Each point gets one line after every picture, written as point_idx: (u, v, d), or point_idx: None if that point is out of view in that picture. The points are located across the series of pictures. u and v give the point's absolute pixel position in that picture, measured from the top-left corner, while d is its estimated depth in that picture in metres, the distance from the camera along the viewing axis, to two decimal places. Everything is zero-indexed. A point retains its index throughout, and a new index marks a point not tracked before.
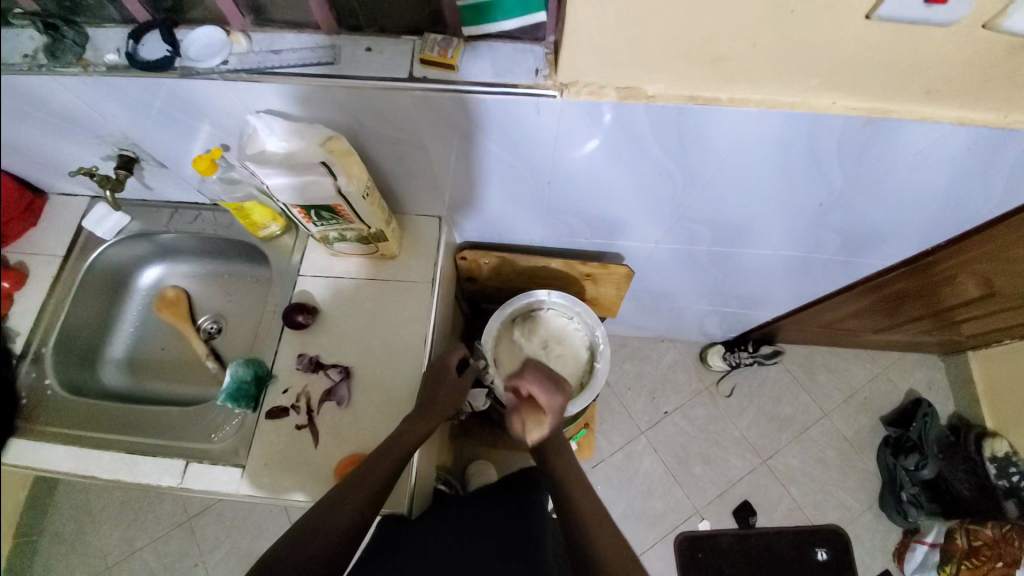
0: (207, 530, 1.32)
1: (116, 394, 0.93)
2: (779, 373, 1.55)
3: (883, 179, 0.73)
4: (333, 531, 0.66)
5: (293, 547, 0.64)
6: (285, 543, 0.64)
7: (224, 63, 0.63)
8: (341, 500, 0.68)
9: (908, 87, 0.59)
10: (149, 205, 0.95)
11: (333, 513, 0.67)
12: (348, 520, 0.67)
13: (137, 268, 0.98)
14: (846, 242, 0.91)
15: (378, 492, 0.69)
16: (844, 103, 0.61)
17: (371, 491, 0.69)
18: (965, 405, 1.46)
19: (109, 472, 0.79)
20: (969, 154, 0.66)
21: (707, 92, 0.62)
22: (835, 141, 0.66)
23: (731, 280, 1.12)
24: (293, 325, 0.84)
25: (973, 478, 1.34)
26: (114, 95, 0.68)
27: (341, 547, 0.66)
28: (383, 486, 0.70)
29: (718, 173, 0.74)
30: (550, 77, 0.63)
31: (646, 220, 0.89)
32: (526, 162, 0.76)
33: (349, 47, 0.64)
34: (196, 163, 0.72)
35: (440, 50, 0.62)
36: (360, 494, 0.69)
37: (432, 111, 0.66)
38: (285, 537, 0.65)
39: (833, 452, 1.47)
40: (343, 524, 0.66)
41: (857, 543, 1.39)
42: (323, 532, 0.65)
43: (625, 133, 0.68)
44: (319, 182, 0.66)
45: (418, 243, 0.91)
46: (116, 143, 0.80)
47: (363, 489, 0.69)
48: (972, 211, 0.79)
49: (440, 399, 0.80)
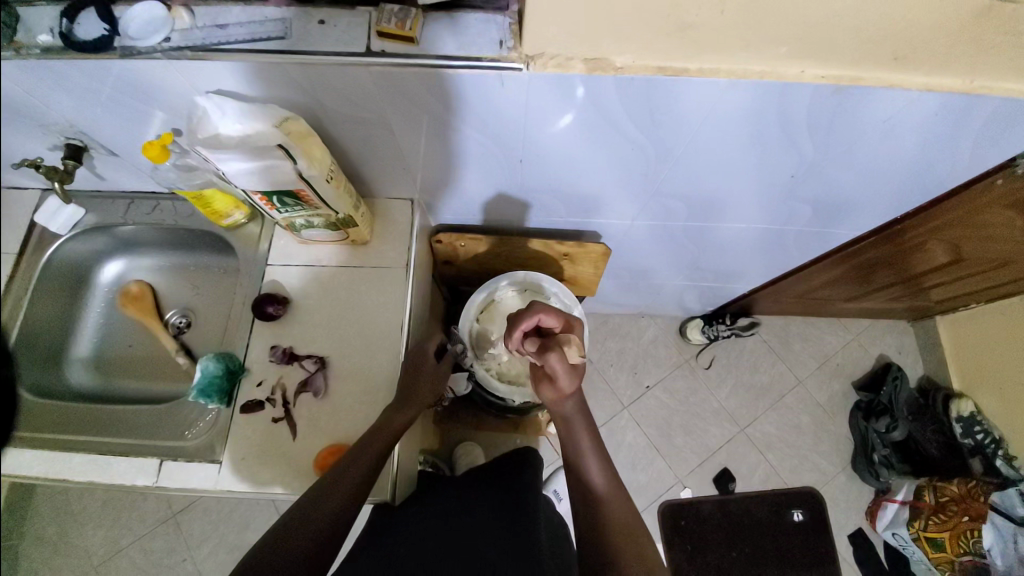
0: (193, 525, 1.30)
1: (84, 394, 0.90)
2: (756, 344, 1.58)
3: (853, 148, 0.73)
4: (316, 524, 0.64)
5: (282, 541, 0.62)
6: (271, 538, 0.62)
7: (167, 40, 0.59)
8: (324, 493, 0.66)
9: (876, 54, 0.58)
10: (104, 196, 0.90)
11: (319, 503, 0.65)
12: (336, 509, 0.65)
13: (97, 263, 0.94)
14: (818, 212, 0.92)
15: (365, 480, 0.68)
16: (813, 72, 0.59)
17: (352, 484, 0.67)
18: (933, 367, 1.51)
19: (80, 475, 0.76)
20: (938, 120, 0.66)
21: (677, 62, 0.59)
22: (806, 110, 0.65)
23: (709, 255, 1.13)
24: (264, 316, 0.81)
25: (941, 438, 1.40)
26: (53, 79, 0.63)
27: (325, 543, 0.64)
28: (368, 473, 0.69)
29: (692, 143, 0.73)
30: (515, 49, 0.60)
31: (621, 196, 0.88)
32: (496, 139, 0.73)
33: (302, 21, 0.61)
34: (148, 150, 0.67)
35: (398, 21, 0.58)
36: (345, 486, 0.67)
37: (393, 88, 0.63)
38: (269, 536, 0.63)
39: (809, 418, 1.51)
40: (328, 517, 0.65)
41: (831, 503, 1.45)
42: (307, 526, 0.63)
43: (595, 107, 0.66)
44: (278, 166, 0.63)
45: (390, 228, 0.88)
46: (62, 132, 0.74)
47: (347, 481, 0.67)
48: (938, 178, 0.80)
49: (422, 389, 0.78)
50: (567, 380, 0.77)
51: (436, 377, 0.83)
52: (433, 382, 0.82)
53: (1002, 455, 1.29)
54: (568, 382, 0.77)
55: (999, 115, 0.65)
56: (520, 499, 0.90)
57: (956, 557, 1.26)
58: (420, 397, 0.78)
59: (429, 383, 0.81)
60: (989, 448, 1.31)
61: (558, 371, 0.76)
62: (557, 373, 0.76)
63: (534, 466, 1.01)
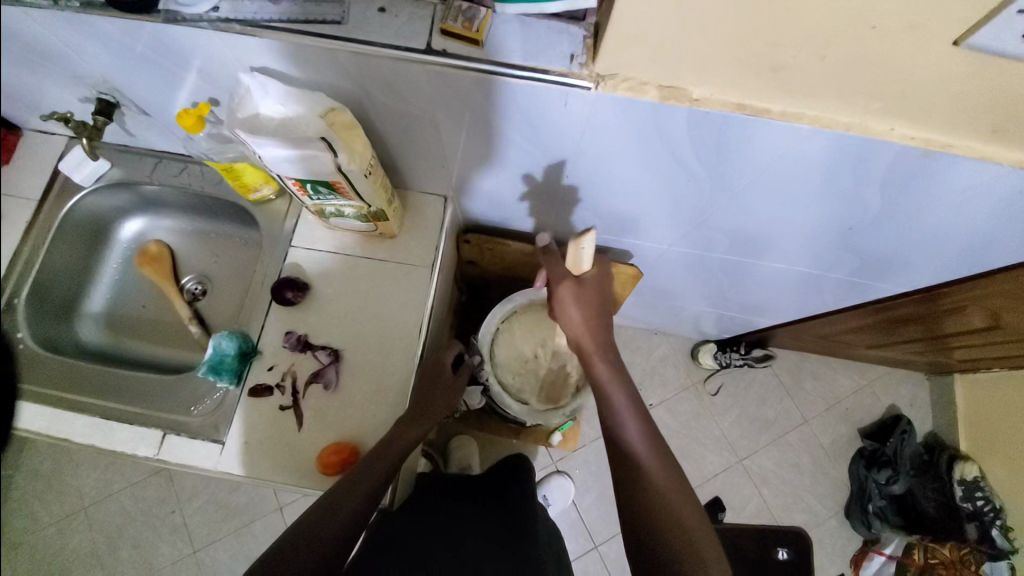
0: (185, 479, 1.31)
1: (94, 351, 0.88)
2: (766, 376, 1.55)
3: (920, 211, 0.69)
4: (334, 524, 0.63)
5: (296, 551, 0.60)
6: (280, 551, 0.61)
7: (214, 10, 0.55)
8: (341, 494, 0.66)
9: (976, 124, 0.54)
10: (132, 152, 0.87)
11: (331, 512, 0.64)
12: (352, 508, 0.65)
13: (119, 219, 0.91)
14: (863, 265, 0.88)
15: (375, 491, 0.67)
16: (903, 131, 0.56)
17: (368, 489, 0.67)
18: (943, 425, 1.48)
19: (81, 436, 0.75)
20: (1021, 195, 0.62)
21: (758, 102, 0.56)
22: (883, 168, 0.61)
23: (738, 288, 1.09)
24: (281, 300, 0.79)
25: (940, 497, 1.38)
26: (90, 33, 0.59)
27: (342, 546, 0.63)
28: (383, 481, 0.68)
29: (752, 183, 0.69)
30: (586, 66, 0.56)
31: (663, 223, 0.85)
32: (546, 152, 0.70)
33: (361, 5, 0.56)
34: (182, 118, 0.64)
35: (464, 20, 0.54)
36: (365, 484, 0.67)
37: (448, 88, 0.59)
38: (282, 539, 0.62)
39: (809, 457, 1.49)
40: (345, 520, 0.64)
41: (819, 545, 1.44)
42: (325, 526, 0.63)
43: (658, 135, 0.62)
44: (317, 156, 0.59)
45: (419, 223, 0.85)
46: (94, 85, 0.70)
47: (359, 489, 0.67)
48: (1002, 250, 0.75)
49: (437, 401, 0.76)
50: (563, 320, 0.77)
51: (453, 391, 0.81)
52: (449, 396, 0.80)
53: (999, 525, 1.29)
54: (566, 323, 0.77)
55: None
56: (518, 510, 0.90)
57: None
58: (436, 412, 0.77)
59: (446, 398, 0.79)
60: (987, 516, 1.30)
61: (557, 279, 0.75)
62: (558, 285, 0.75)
63: (527, 475, 1.01)
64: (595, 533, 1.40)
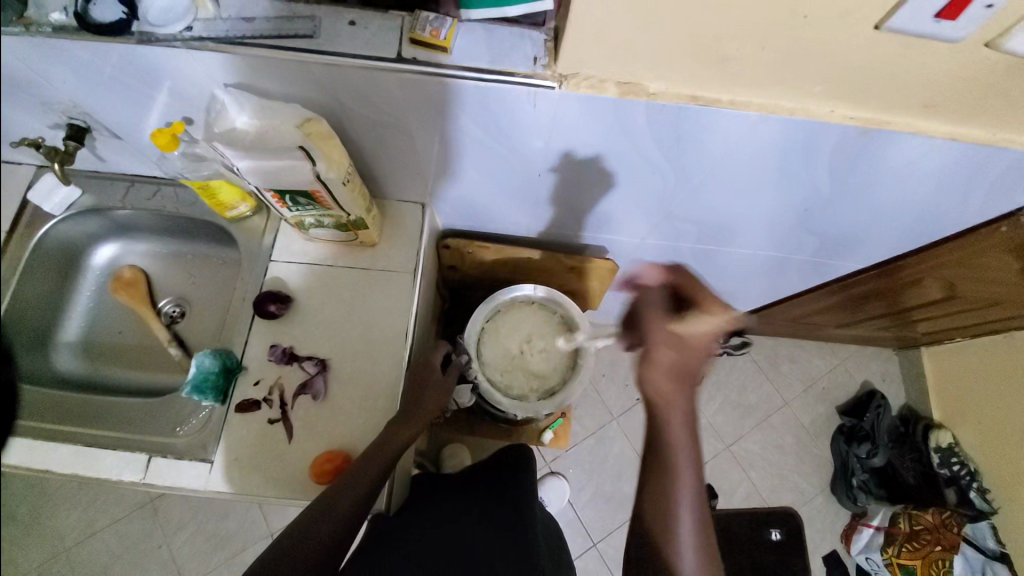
0: (171, 511, 1.28)
1: (71, 381, 0.87)
2: (745, 363, 1.60)
3: (868, 188, 0.74)
4: (320, 536, 0.64)
5: (290, 551, 0.63)
6: (278, 551, 0.63)
7: (188, 30, 0.57)
8: (332, 501, 0.67)
9: (907, 102, 0.59)
10: (103, 177, 0.87)
11: (324, 517, 0.66)
12: (343, 515, 0.66)
13: (91, 246, 0.90)
14: (823, 245, 0.93)
15: (367, 495, 0.68)
16: (842, 113, 0.61)
17: (350, 502, 0.67)
18: (915, 397, 1.55)
19: (63, 466, 0.73)
20: (955, 167, 0.67)
21: (710, 93, 0.60)
22: (829, 149, 0.66)
23: (711, 277, 1.13)
24: (264, 314, 0.79)
25: (918, 466, 1.43)
26: (61, 59, 0.60)
27: (329, 555, 0.65)
28: (371, 488, 0.69)
29: (712, 173, 0.73)
30: (549, 67, 0.59)
31: (635, 217, 0.88)
32: (518, 153, 0.73)
33: (331, 19, 0.59)
34: (155, 137, 0.65)
35: (432, 29, 0.57)
36: (356, 491, 0.68)
37: (419, 96, 0.61)
38: (277, 544, 0.64)
39: (792, 438, 1.54)
40: (330, 531, 0.65)
41: (809, 523, 1.48)
42: (310, 541, 0.64)
43: (621, 130, 0.66)
44: (296, 167, 0.60)
45: (399, 230, 0.87)
46: (64, 111, 0.70)
47: (348, 497, 0.67)
48: (946, 221, 0.81)
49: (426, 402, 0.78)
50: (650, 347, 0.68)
51: (439, 390, 0.82)
52: (438, 392, 0.81)
53: (976, 487, 1.33)
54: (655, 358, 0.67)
55: (1017, 166, 0.66)
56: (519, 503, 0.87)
57: None
58: (425, 413, 0.78)
59: (435, 396, 0.80)
60: (964, 480, 1.35)
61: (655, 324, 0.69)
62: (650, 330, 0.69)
63: (530, 468, 0.95)
64: (592, 531, 1.42)
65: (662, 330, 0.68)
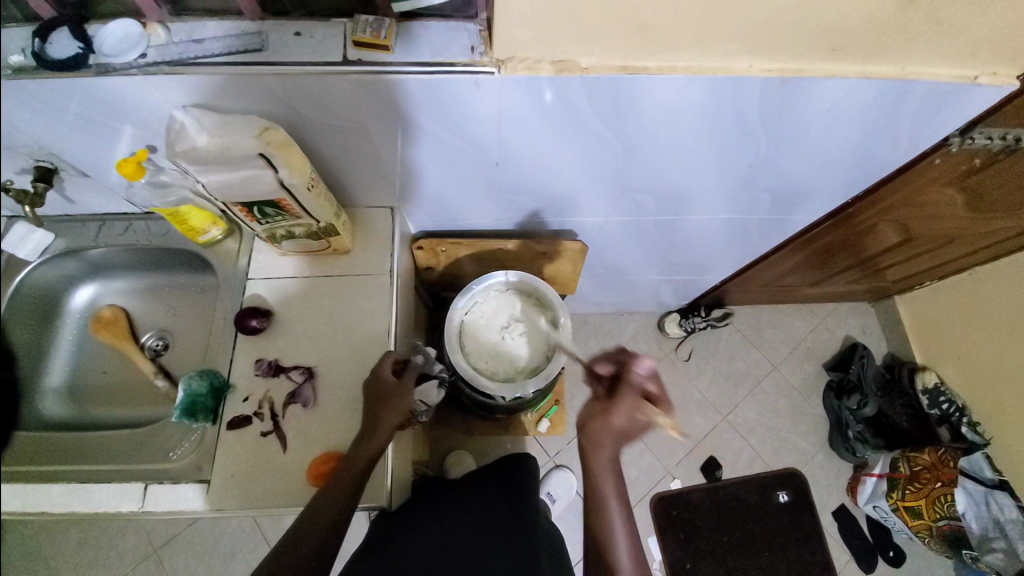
0: (177, 560, 1.25)
1: (59, 425, 0.87)
2: (730, 334, 1.63)
3: (802, 137, 0.79)
4: (300, 553, 0.64)
5: (299, 539, 0.66)
6: (284, 543, 0.65)
7: (142, 56, 0.60)
8: (326, 496, 0.69)
9: (817, 47, 0.64)
10: (74, 220, 0.89)
11: (319, 509, 0.68)
12: (337, 508, 0.68)
13: (68, 289, 0.92)
14: (777, 200, 0.98)
15: (357, 486, 0.70)
16: (759, 66, 0.66)
17: (330, 514, 0.68)
18: (896, 344, 1.60)
19: (60, 505, 0.73)
20: (875, 105, 0.73)
21: (638, 61, 0.65)
22: (758, 103, 0.71)
23: (680, 248, 1.18)
24: (247, 330, 0.81)
25: (909, 410, 1.47)
26: (23, 100, 0.62)
27: (332, 545, 0.66)
28: (357, 486, 0.70)
29: (656, 141, 0.78)
30: (486, 54, 0.63)
31: (595, 195, 0.92)
32: (472, 143, 0.76)
33: (278, 33, 0.62)
34: (122, 167, 0.67)
35: (373, 31, 0.61)
36: (346, 483, 0.70)
37: (369, 96, 0.65)
38: (281, 541, 0.66)
39: (786, 400, 1.57)
40: (313, 547, 0.65)
41: (814, 481, 1.50)
42: (292, 559, 0.64)
43: (564, 109, 0.70)
44: (259, 175, 0.63)
45: (371, 235, 0.90)
46: (31, 154, 0.73)
47: (338, 496, 0.69)
48: (882, 160, 0.87)
49: (387, 404, 0.75)
50: (616, 415, 0.72)
51: (403, 397, 0.77)
52: (398, 403, 0.76)
53: (967, 421, 1.38)
54: (616, 419, 0.72)
55: (929, 98, 0.72)
56: (520, 503, 0.93)
57: (933, 522, 1.31)
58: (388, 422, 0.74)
59: (396, 407, 0.75)
60: (954, 417, 1.40)
61: (628, 390, 0.73)
62: (621, 397, 0.72)
63: (530, 470, 1.06)
64: None
65: (629, 403, 0.72)
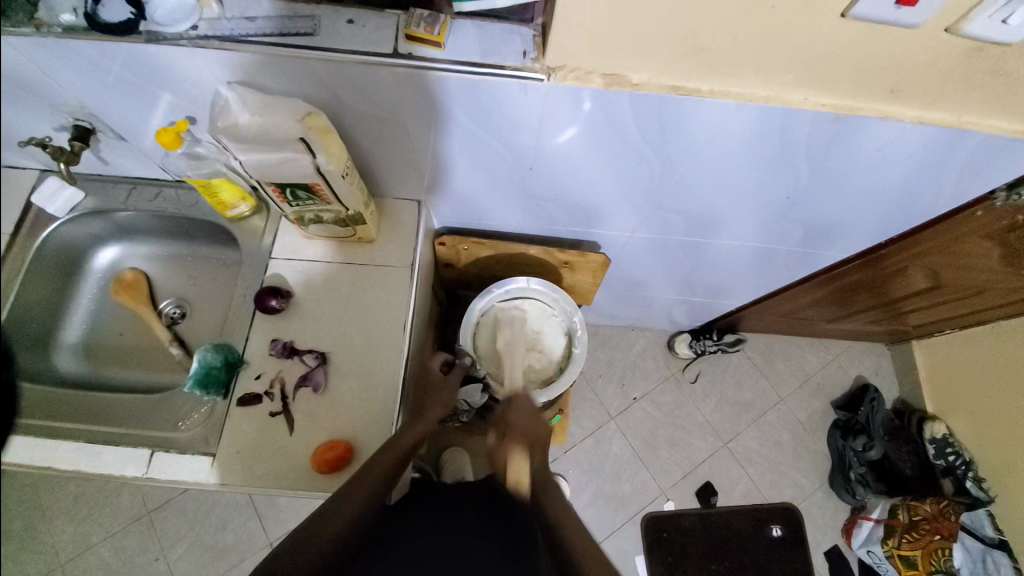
0: (168, 524, 1.26)
1: (71, 380, 0.88)
2: (740, 360, 1.62)
3: (844, 175, 0.77)
4: (324, 534, 0.67)
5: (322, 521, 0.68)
6: (304, 527, 0.67)
7: (193, 28, 0.60)
8: (351, 487, 0.71)
9: (875, 87, 0.62)
10: (106, 179, 0.89)
11: (346, 497, 0.70)
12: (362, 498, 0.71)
13: (93, 248, 0.92)
14: (808, 233, 0.96)
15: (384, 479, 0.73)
16: (814, 99, 0.64)
17: (358, 499, 0.71)
18: (908, 390, 1.57)
19: (65, 463, 0.74)
20: (926, 151, 0.71)
21: (690, 82, 0.63)
22: (807, 137, 0.70)
23: (701, 271, 1.17)
24: (266, 309, 0.81)
25: (914, 458, 1.47)
26: (70, 59, 0.62)
27: (352, 531, 0.69)
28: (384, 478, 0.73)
29: (695, 162, 0.76)
30: (538, 60, 0.62)
31: (625, 209, 0.91)
32: (509, 146, 0.76)
33: (330, 19, 0.62)
34: (161, 136, 0.68)
35: (427, 26, 0.60)
36: (375, 474, 0.72)
37: (414, 89, 0.64)
38: (307, 521, 0.68)
39: (789, 434, 1.55)
40: (336, 532, 0.68)
41: (809, 518, 1.48)
42: (314, 542, 0.66)
43: (606, 122, 0.69)
44: (298, 159, 0.64)
45: (395, 227, 0.89)
46: (71, 112, 0.73)
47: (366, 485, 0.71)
48: (922, 207, 0.85)
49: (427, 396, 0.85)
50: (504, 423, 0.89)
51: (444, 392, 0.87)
52: (443, 395, 0.86)
53: (972, 476, 1.35)
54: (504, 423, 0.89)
55: (982, 150, 0.70)
56: None
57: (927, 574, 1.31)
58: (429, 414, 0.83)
59: (441, 400, 0.86)
60: (960, 470, 1.37)
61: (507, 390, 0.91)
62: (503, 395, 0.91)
63: None
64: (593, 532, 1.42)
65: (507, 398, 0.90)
